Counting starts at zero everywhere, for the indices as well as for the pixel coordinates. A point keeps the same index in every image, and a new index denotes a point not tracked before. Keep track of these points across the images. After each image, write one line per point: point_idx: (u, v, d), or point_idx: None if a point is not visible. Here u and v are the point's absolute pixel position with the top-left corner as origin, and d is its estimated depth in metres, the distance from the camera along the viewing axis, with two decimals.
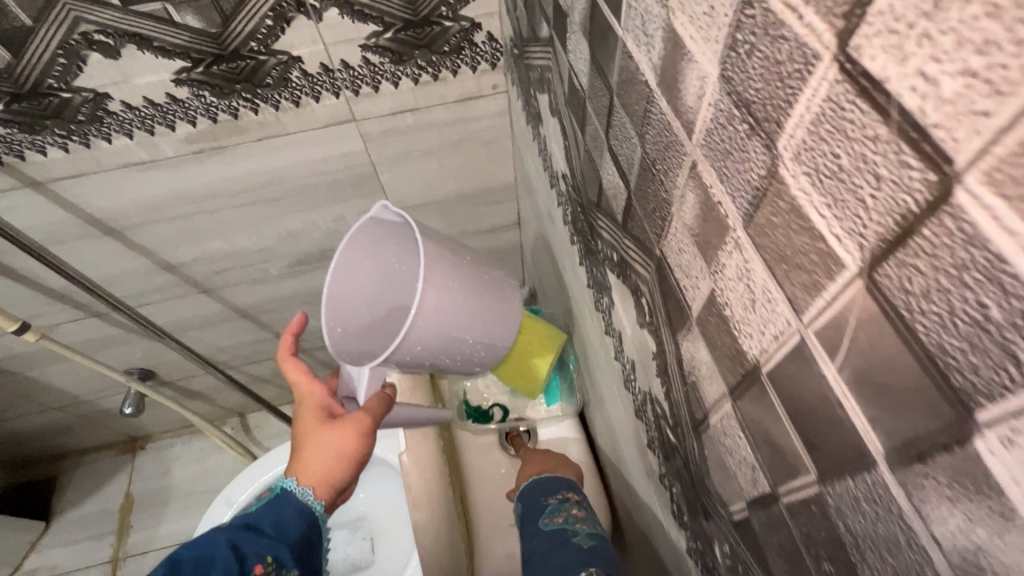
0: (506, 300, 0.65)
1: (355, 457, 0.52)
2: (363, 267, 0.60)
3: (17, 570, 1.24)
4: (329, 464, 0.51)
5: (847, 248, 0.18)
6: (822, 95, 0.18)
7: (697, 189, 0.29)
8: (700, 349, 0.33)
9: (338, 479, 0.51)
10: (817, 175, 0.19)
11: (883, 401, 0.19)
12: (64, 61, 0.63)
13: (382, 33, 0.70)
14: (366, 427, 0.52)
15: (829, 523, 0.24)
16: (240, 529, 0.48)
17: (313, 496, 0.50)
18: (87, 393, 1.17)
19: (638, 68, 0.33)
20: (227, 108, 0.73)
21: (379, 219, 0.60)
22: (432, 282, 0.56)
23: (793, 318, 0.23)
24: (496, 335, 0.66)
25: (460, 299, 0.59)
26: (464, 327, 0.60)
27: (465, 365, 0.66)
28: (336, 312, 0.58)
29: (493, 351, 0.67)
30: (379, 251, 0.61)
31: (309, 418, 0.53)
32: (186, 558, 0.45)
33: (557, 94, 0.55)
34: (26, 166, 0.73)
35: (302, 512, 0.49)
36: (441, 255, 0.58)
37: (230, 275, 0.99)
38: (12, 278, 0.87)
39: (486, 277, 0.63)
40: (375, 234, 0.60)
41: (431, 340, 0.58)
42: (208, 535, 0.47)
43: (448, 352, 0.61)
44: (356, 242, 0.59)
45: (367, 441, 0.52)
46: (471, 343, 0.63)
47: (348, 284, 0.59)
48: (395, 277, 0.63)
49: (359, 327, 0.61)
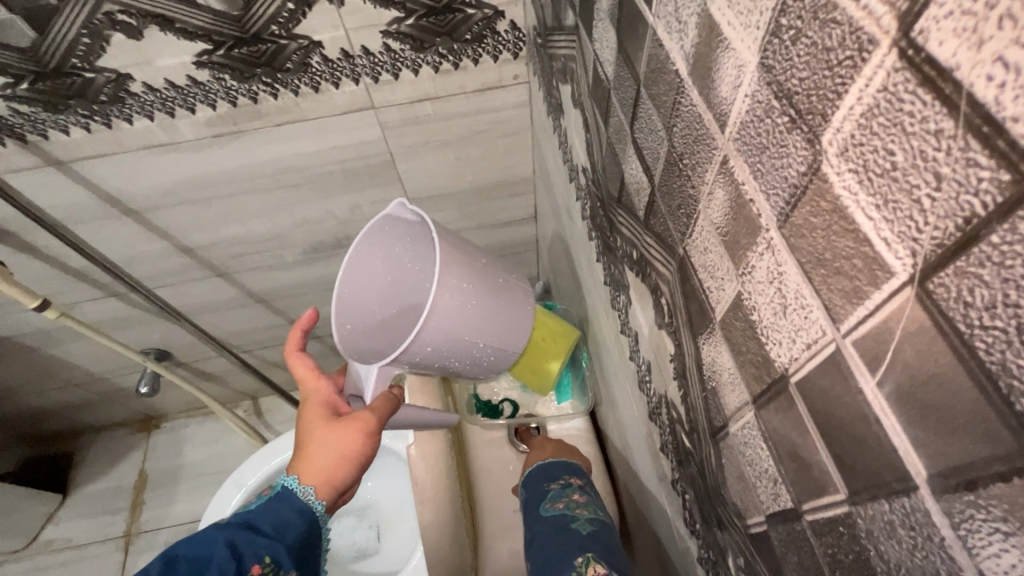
0: (519, 304, 0.63)
1: (359, 458, 0.51)
2: (376, 264, 0.59)
3: (34, 541, 1.27)
4: (332, 464, 0.50)
5: (897, 254, 0.17)
6: (877, 85, 0.16)
7: (727, 186, 0.27)
8: (722, 354, 0.32)
9: (341, 480, 0.51)
10: (865, 173, 0.18)
11: (929, 422, 0.17)
12: (88, 41, 0.63)
13: (403, 19, 0.69)
14: (371, 427, 0.52)
15: (858, 546, 0.22)
16: (239, 529, 0.47)
17: (315, 496, 0.49)
18: (104, 371, 1.18)
19: (668, 56, 0.31)
20: (247, 92, 0.72)
21: (395, 217, 0.59)
22: (446, 284, 0.55)
23: (828, 326, 0.21)
24: (507, 340, 0.64)
25: (473, 302, 0.57)
26: (476, 330, 0.59)
27: (474, 369, 0.65)
28: (346, 309, 0.57)
29: (503, 356, 0.66)
30: (392, 250, 0.60)
31: (313, 416, 0.52)
32: (183, 557, 0.45)
33: (580, 84, 0.54)
34: (49, 146, 0.73)
35: (302, 513, 0.49)
36: (456, 257, 0.56)
37: (246, 260, 0.99)
38: (34, 256, 0.88)
39: (501, 280, 0.61)
40: (389, 233, 0.59)
41: (442, 342, 0.57)
42: (207, 534, 0.46)
43: (457, 355, 0.60)
44: (369, 239, 0.58)
45: (372, 441, 0.52)
46: (482, 347, 0.61)
47: (360, 282, 0.58)
48: (408, 277, 0.61)
49: (368, 326, 0.59)
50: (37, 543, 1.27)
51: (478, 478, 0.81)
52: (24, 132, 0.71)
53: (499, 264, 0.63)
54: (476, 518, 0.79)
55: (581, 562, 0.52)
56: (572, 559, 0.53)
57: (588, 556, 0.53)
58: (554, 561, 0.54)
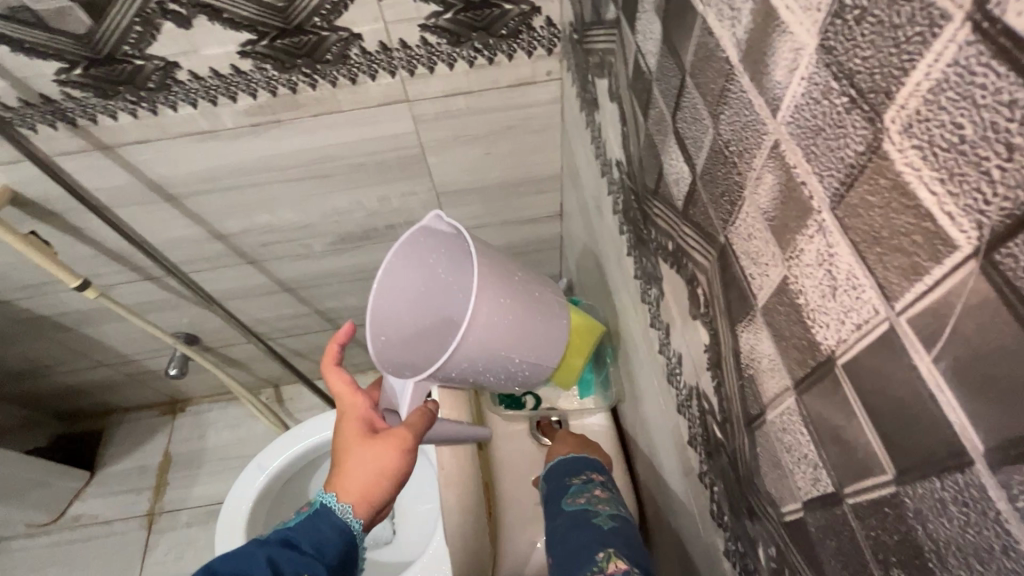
0: (552, 318, 0.64)
1: (396, 475, 0.50)
2: (411, 276, 0.59)
3: (62, 515, 1.31)
4: (370, 482, 0.49)
5: (961, 227, 0.17)
6: (947, 59, 0.17)
7: (778, 170, 0.27)
8: (763, 341, 0.32)
9: (378, 498, 0.50)
10: (929, 149, 0.18)
11: (989, 394, 0.17)
12: (140, 29, 0.65)
13: (441, 13, 0.70)
14: (408, 443, 0.51)
15: (904, 526, 0.22)
16: (278, 545, 0.47)
17: (353, 514, 0.49)
18: (136, 353, 1.22)
19: (719, 44, 0.32)
20: (287, 82, 0.74)
21: (431, 229, 0.59)
22: (484, 297, 0.55)
23: (882, 305, 0.21)
24: (540, 354, 0.64)
25: (509, 317, 0.58)
26: (511, 345, 0.59)
27: (506, 383, 0.65)
28: (382, 321, 0.57)
29: (536, 371, 0.66)
30: (427, 261, 0.60)
31: (350, 432, 0.51)
32: (224, 571, 0.45)
33: (618, 79, 0.54)
34: (97, 130, 0.76)
35: (340, 530, 0.48)
36: (493, 272, 0.57)
37: (277, 248, 1.02)
38: (76, 237, 0.91)
39: (536, 295, 0.62)
40: (425, 244, 0.59)
41: (477, 356, 0.57)
42: (248, 550, 0.46)
43: (492, 369, 0.60)
44: (406, 250, 0.58)
45: (409, 458, 0.51)
46: (516, 362, 0.62)
47: (395, 294, 0.58)
48: (442, 289, 0.62)
49: (403, 338, 0.59)
50: (66, 517, 1.31)
51: (499, 470, 0.82)
52: (75, 116, 0.74)
53: (535, 278, 0.63)
54: (496, 509, 0.79)
55: (602, 558, 0.53)
56: (592, 554, 0.54)
57: (608, 552, 0.53)
58: (575, 555, 0.55)
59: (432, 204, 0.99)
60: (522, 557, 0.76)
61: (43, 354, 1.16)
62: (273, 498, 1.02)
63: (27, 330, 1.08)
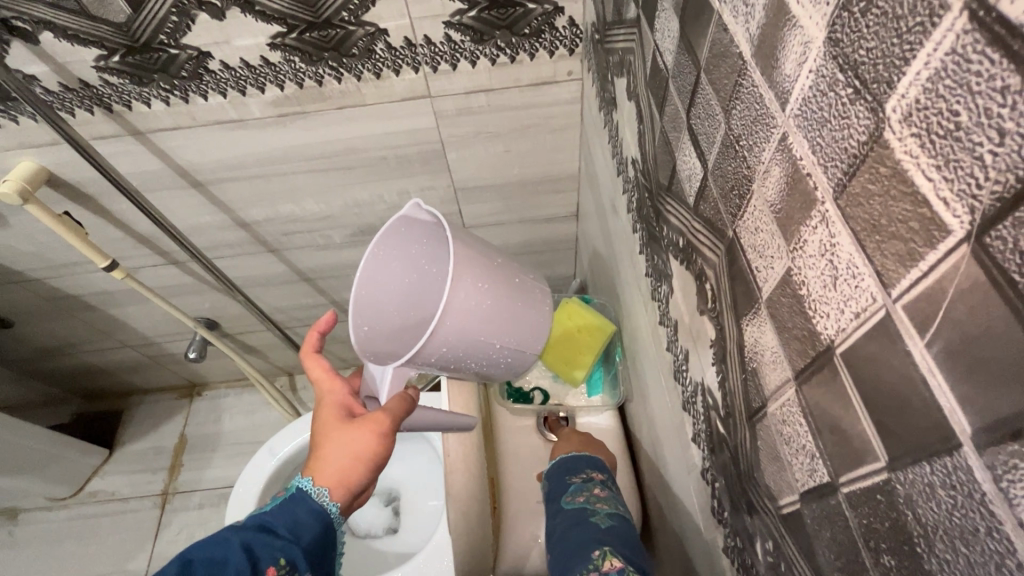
0: (536, 305, 0.64)
1: (374, 459, 0.51)
2: (393, 265, 0.59)
3: (81, 490, 1.35)
4: (346, 466, 0.50)
5: (954, 212, 0.18)
6: (945, 48, 0.17)
7: (785, 163, 0.28)
8: (766, 334, 0.33)
9: (355, 482, 0.51)
10: (927, 136, 0.18)
11: (977, 377, 0.18)
12: (176, 18, 0.68)
13: (466, 11, 0.72)
14: (385, 428, 0.52)
15: (895, 512, 0.23)
16: (254, 531, 0.46)
17: (329, 498, 0.49)
18: (157, 335, 1.25)
19: (732, 40, 0.32)
20: (314, 74, 0.76)
21: (412, 218, 0.59)
22: (463, 283, 0.55)
23: (879, 293, 0.22)
24: (524, 343, 0.64)
25: (489, 302, 0.57)
26: (493, 331, 0.59)
27: (490, 372, 0.65)
28: (363, 310, 0.56)
29: (519, 359, 0.65)
30: (410, 251, 0.60)
31: (329, 417, 0.53)
32: (198, 559, 0.44)
33: (636, 77, 0.55)
34: (131, 116, 0.78)
35: (316, 514, 0.49)
36: (472, 258, 0.57)
37: (297, 238, 1.04)
38: (106, 219, 0.94)
39: (517, 281, 0.62)
40: (407, 234, 0.59)
41: (457, 342, 0.57)
42: (223, 537, 0.45)
43: (474, 357, 0.60)
44: (388, 240, 0.58)
45: (386, 443, 0.52)
46: (498, 349, 0.61)
47: (377, 283, 0.58)
48: (425, 278, 0.61)
49: (386, 328, 0.58)
50: (84, 492, 1.35)
51: (504, 464, 0.82)
52: (111, 101, 0.76)
53: (517, 266, 0.63)
54: (500, 502, 0.80)
55: (598, 555, 0.53)
56: (588, 552, 0.54)
57: (605, 549, 0.53)
58: (573, 552, 0.55)
59: (449, 199, 1.00)
60: (522, 553, 0.76)
61: (70, 332, 1.20)
62: (282, 481, 1.04)
63: (57, 308, 1.12)
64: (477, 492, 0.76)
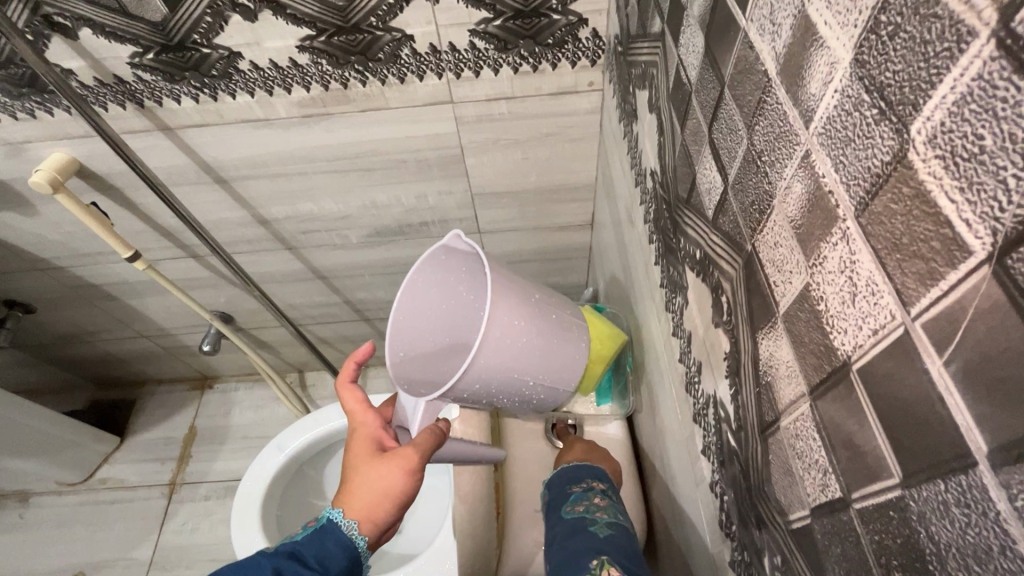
0: (567, 336, 0.65)
1: (401, 496, 0.50)
2: (429, 294, 0.61)
3: (91, 476, 1.37)
4: (375, 500, 0.49)
5: (977, 234, 0.18)
6: (972, 74, 0.17)
7: (807, 179, 0.28)
8: (781, 348, 0.33)
9: (384, 517, 0.50)
10: (951, 159, 0.19)
11: (996, 397, 0.18)
12: (211, 19, 0.70)
13: (491, 20, 0.73)
14: (414, 464, 0.51)
15: (907, 529, 0.23)
16: (285, 558, 0.46)
17: (358, 531, 0.48)
18: (173, 327, 1.27)
19: (758, 57, 0.33)
20: (340, 77, 0.78)
21: (450, 248, 0.61)
22: (497, 322, 0.56)
23: (898, 310, 0.22)
24: (556, 377, 0.66)
25: (523, 338, 0.59)
26: (525, 367, 0.61)
27: (519, 404, 0.67)
28: (400, 337, 0.59)
29: (550, 393, 0.67)
30: (447, 280, 0.62)
31: (359, 450, 0.52)
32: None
33: (658, 90, 0.56)
34: (161, 112, 0.80)
35: (345, 546, 0.47)
36: (509, 294, 0.58)
37: (315, 237, 1.05)
38: (130, 210, 0.97)
39: (552, 316, 0.64)
40: (446, 262, 0.61)
41: (489, 378, 0.59)
42: (254, 561, 0.45)
43: (504, 391, 0.62)
44: (427, 268, 0.60)
45: (415, 479, 0.51)
46: (530, 383, 0.63)
47: (415, 311, 0.60)
48: (461, 307, 0.63)
49: (420, 354, 0.61)
50: (94, 479, 1.37)
51: (510, 469, 0.83)
52: (142, 97, 0.78)
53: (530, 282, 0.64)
54: (504, 507, 0.80)
55: (595, 564, 0.53)
56: (586, 561, 0.54)
57: (602, 558, 0.53)
58: (571, 561, 0.55)
59: (466, 204, 1.01)
60: (524, 560, 0.76)
61: (89, 320, 1.22)
62: (289, 477, 1.05)
63: (77, 296, 1.15)
64: (482, 496, 0.76)
